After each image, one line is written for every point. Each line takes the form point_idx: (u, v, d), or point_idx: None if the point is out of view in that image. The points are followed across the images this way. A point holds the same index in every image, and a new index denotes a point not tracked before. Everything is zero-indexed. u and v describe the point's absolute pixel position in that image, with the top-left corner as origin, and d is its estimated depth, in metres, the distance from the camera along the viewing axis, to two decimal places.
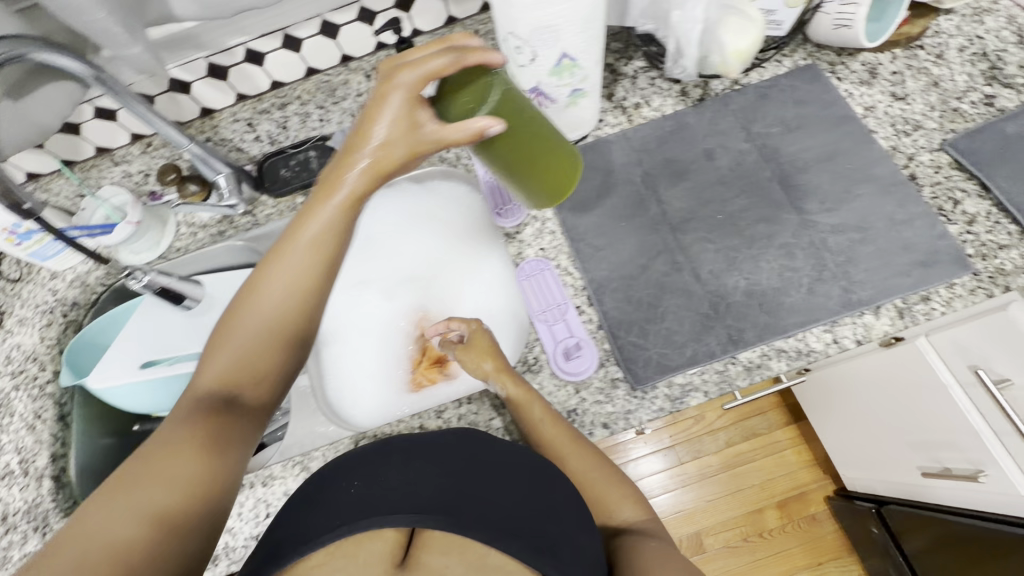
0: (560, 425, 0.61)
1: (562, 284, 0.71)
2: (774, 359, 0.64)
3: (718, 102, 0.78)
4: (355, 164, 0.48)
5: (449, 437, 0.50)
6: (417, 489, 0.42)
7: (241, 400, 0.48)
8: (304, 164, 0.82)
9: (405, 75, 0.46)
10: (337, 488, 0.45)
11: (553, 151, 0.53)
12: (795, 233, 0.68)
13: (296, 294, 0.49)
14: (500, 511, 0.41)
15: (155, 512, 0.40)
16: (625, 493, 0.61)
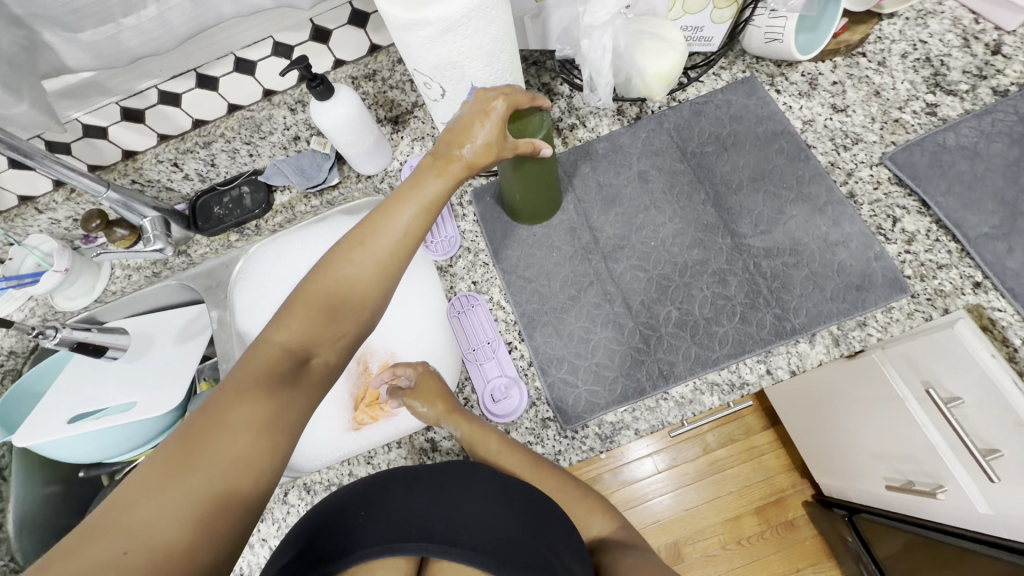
0: (517, 450, 0.60)
1: (493, 320, 0.69)
2: (706, 393, 0.62)
3: (653, 121, 0.75)
4: (453, 170, 0.49)
5: (448, 466, 0.49)
6: (428, 517, 0.42)
7: (306, 376, 0.43)
8: (237, 200, 0.82)
9: (504, 98, 0.50)
10: (341, 513, 0.44)
11: (545, 188, 0.67)
12: (728, 259, 0.67)
13: (377, 269, 0.46)
14: (506, 540, 0.41)
15: (200, 505, 0.35)
16: (594, 504, 0.59)
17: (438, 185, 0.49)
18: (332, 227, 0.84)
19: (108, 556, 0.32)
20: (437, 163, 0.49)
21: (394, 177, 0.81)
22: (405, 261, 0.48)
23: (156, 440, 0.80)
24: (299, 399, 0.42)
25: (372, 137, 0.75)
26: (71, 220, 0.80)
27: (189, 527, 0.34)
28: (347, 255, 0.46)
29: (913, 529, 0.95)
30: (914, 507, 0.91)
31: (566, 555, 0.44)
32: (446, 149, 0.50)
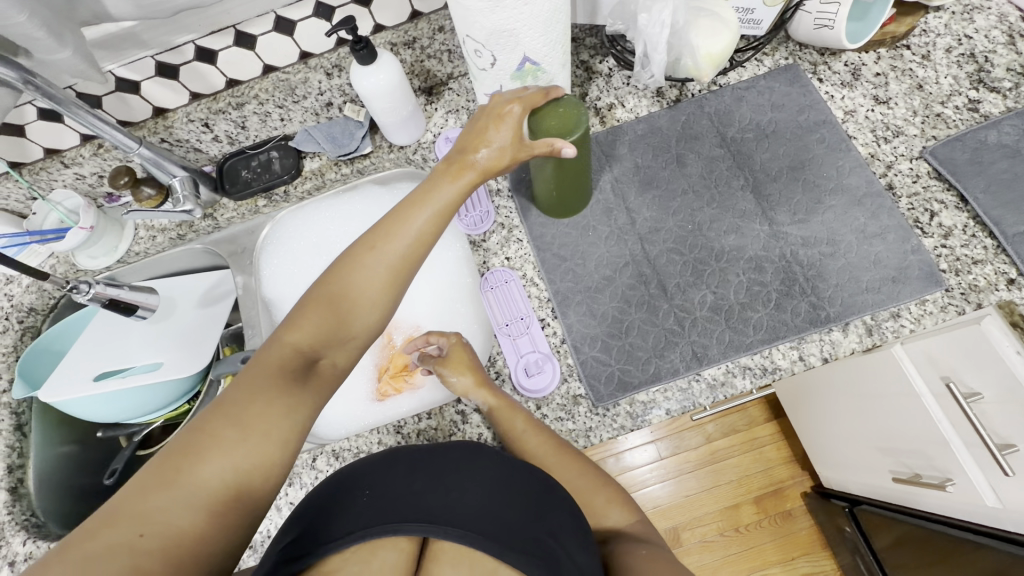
0: (543, 432, 0.61)
1: (526, 296, 0.69)
2: (739, 376, 0.62)
3: (694, 104, 0.75)
4: (467, 175, 0.48)
5: (453, 445, 0.49)
6: (428, 498, 0.42)
7: (316, 376, 0.44)
8: (266, 165, 0.81)
9: (519, 104, 0.50)
10: (345, 493, 0.44)
11: (576, 180, 0.65)
12: (764, 246, 0.67)
13: (386, 275, 0.45)
14: (511, 525, 0.41)
15: (211, 496, 0.37)
16: (610, 495, 0.58)
17: (450, 190, 0.48)
18: (362, 197, 0.83)
19: (119, 540, 0.33)
20: (452, 168, 0.48)
21: (427, 149, 0.80)
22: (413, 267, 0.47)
23: (178, 404, 0.80)
24: (308, 398, 0.42)
25: (409, 107, 0.74)
26: (96, 176, 0.78)
27: (200, 519, 0.36)
28: (359, 259, 0.45)
29: (912, 522, 0.97)
30: (910, 496, 0.95)
31: (574, 543, 0.44)
32: (460, 155, 0.49)
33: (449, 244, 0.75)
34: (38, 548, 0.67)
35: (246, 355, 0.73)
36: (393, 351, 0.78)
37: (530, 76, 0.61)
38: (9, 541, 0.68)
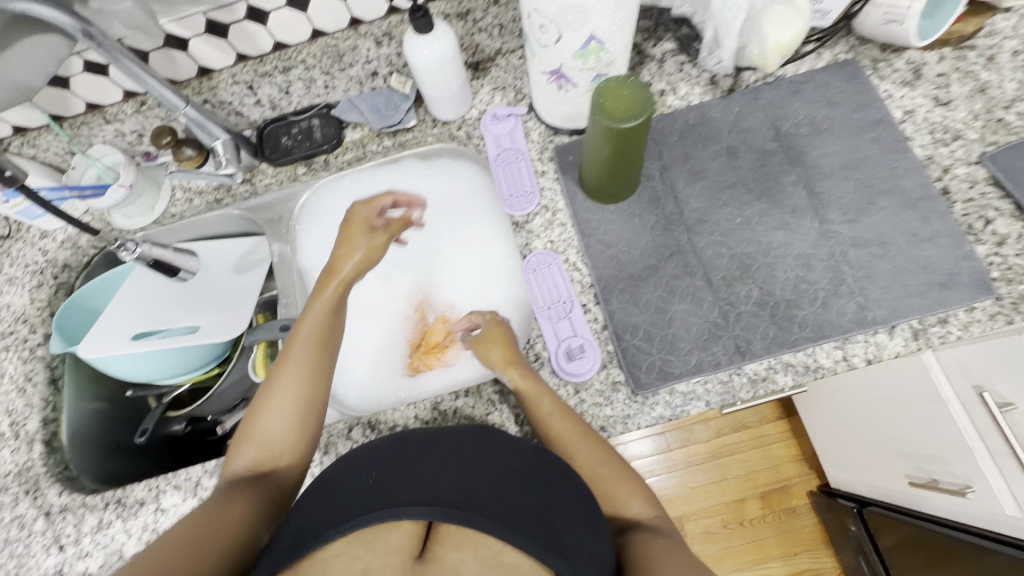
0: (574, 418, 0.61)
1: (569, 280, 0.69)
2: (781, 373, 0.62)
3: (748, 95, 0.73)
4: (330, 284, 0.63)
5: (471, 429, 0.56)
6: (433, 486, 0.47)
7: (267, 480, 0.56)
8: (307, 133, 0.80)
9: (363, 212, 0.67)
10: (355, 483, 0.49)
11: (630, 168, 0.64)
12: (813, 243, 0.66)
13: (295, 378, 0.58)
14: (518, 509, 0.45)
15: (193, 538, 0.48)
16: (630, 487, 0.59)
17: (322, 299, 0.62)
18: (402, 172, 0.82)
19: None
20: (321, 281, 0.64)
21: (472, 125, 0.79)
22: (318, 364, 0.59)
23: (208, 367, 0.81)
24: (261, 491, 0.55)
25: (459, 82, 0.73)
26: (137, 134, 0.77)
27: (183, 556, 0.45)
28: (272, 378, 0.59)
29: (915, 522, 0.99)
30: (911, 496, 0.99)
31: (583, 525, 0.47)
32: (324, 276, 0.64)
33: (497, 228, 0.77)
34: (73, 501, 0.68)
35: (283, 322, 0.73)
36: (424, 328, 0.79)
37: (593, 55, 0.59)
38: (43, 492, 0.69)
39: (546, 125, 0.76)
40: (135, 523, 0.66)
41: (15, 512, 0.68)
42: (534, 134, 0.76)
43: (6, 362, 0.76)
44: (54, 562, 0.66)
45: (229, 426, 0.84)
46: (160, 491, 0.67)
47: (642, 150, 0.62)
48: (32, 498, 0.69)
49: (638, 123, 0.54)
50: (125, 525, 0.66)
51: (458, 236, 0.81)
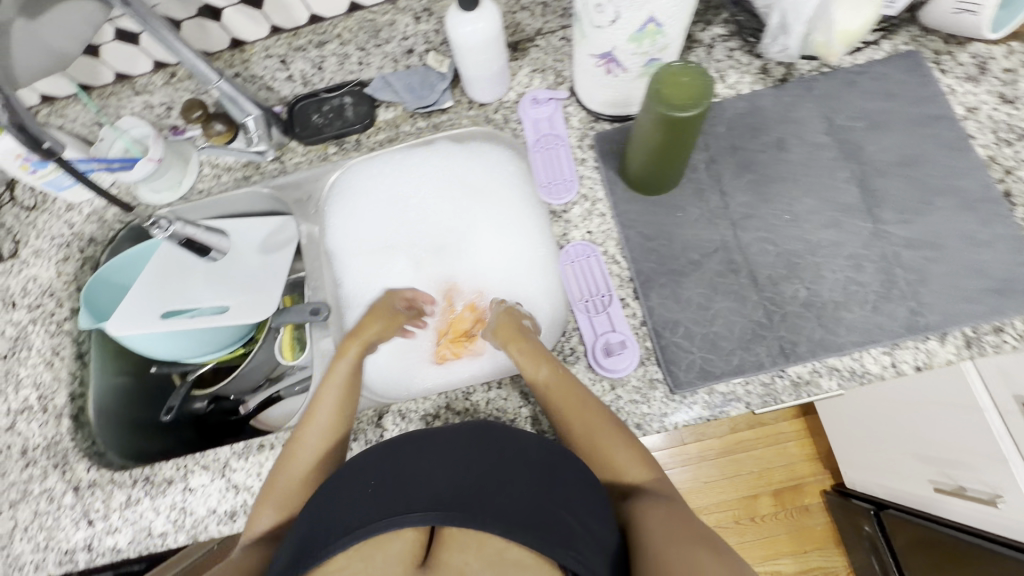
0: (576, 388, 0.60)
1: (607, 273, 0.67)
2: (825, 377, 0.60)
3: (801, 85, 0.70)
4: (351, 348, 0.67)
5: (471, 423, 0.55)
6: (432, 486, 0.47)
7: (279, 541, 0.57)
8: (338, 111, 0.77)
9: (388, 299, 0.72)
10: (356, 485, 0.50)
11: (676, 161, 0.61)
12: (865, 244, 0.63)
13: (311, 444, 0.61)
14: (518, 505, 0.45)
15: None
16: (629, 453, 0.58)
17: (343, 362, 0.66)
18: (435, 153, 0.79)
19: None
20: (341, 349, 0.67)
21: (509, 109, 0.76)
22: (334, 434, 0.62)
23: (233, 348, 0.80)
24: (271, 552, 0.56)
25: (500, 63, 0.70)
26: (165, 107, 0.76)
27: None
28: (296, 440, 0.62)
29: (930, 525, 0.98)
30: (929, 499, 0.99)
31: (586, 509, 0.48)
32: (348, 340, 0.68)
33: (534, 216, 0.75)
34: (101, 477, 0.68)
35: (313, 306, 0.72)
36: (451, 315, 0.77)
37: (648, 39, 0.56)
38: (71, 467, 0.69)
39: (587, 111, 0.73)
40: (162, 501, 0.66)
41: (44, 485, 0.68)
42: (575, 120, 0.74)
43: (33, 335, 0.75)
44: (82, 536, 0.66)
45: (250, 409, 0.87)
46: (187, 471, 0.67)
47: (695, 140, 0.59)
48: (60, 472, 0.69)
49: (696, 112, 0.51)
50: (153, 503, 0.66)
51: (491, 221, 0.78)
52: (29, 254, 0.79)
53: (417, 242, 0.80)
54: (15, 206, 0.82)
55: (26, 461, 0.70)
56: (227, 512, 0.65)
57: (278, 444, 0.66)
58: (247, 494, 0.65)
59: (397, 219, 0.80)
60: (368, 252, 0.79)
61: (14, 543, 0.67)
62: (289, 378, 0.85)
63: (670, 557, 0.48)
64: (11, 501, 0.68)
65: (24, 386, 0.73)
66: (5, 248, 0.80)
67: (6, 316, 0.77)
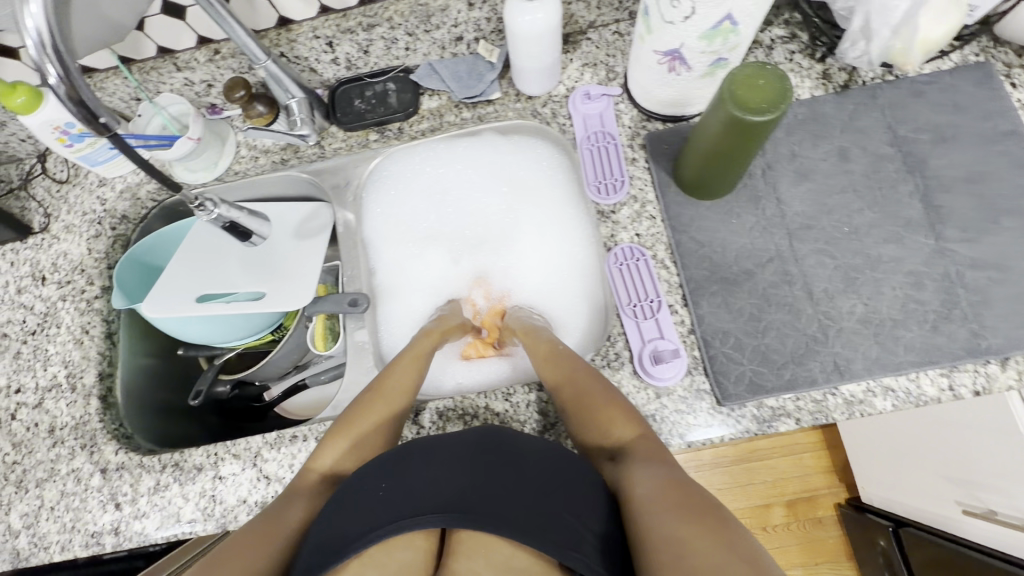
0: (572, 359, 0.62)
1: (656, 278, 0.65)
2: (879, 397, 0.59)
3: (865, 93, 0.67)
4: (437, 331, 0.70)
5: (482, 431, 0.56)
6: (440, 489, 0.49)
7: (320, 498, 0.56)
8: (382, 97, 0.76)
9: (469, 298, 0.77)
10: (365, 489, 0.51)
11: (733, 169, 0.59)
12: (926, 261, 0.61)
13: (379, 412, 0.61)
14: (524, 509, 0.46)
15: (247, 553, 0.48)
16: (613, 411, 0.56)
17: (427, 340, 0.68)
18: (480, 146, 0.78)
19: None
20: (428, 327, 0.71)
21: (558, 103, 0.74)
22: (405, 414, 0.62)
23: (262, 334, 0.79)
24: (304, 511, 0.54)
25: (554, 55, 0.67)
26: (205, 84, 0.74)
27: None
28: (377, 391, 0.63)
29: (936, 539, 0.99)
30: (950, 518, 0.98)
31: (590, 511, 0.48)
32: (436, 325, 0.71)
33: (579, 215, 0.75)
34: (130, 460, 0.67)
35: (351, 297, 0.71)
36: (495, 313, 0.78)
37: (721, 37, 0.54)
38: (99, 448, 0.68)
39: (640, 109, 0.71)
40: (192, 488, 0.65)
41: (71, 465, 0.67)
42: (626, 118, 0.71)
43: (63, 312, 0.74)
44: (110, 519, 0.65)
45: (274, 396, 0.86)
46: (218, 459, 0.65)
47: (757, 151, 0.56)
48: (88, 453, 0.68)
49: (767, 118, 0.49)
50: (183, 489, 0.65)
51: (533, 218, 0.77)
52: (60, 229, 0.78)
53: (458, 235, 0.79)
54: (46, 179, 0.80)
55: (54, 439, 0.69)
56: (258, 503, 0.63)
57: (311, 436, 0.65)
58: (278, 485, 0.64)
59: (438, 211, 0.79)
60: (408, 243, 0.79)
61: (40, 522, 0.66)
62: (316, 367, 0.84)
63: (645, 517, 0.44)
64: (38, 480, 0.67)
65: (53, 364, 0.72)
66: (36, 222, 0.78)
67: (35, 292, 0.75)
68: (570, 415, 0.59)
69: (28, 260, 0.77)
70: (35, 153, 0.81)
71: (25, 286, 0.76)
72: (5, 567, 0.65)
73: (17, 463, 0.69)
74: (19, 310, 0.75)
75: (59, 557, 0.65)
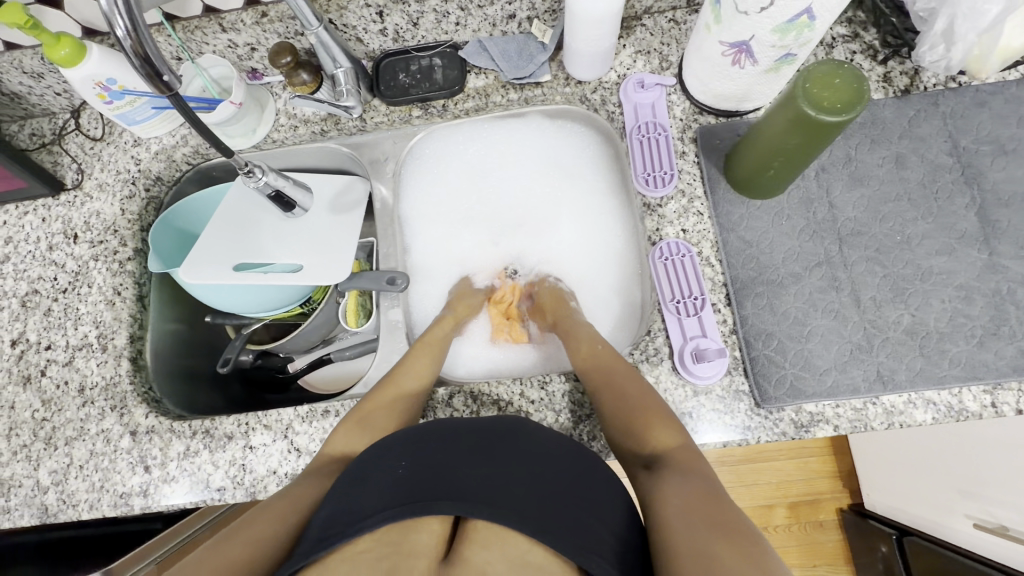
0: (614, 360, 0.61)
1: (702, 275, 0.64)
2: (920, 409, 0.58)
3: (927, 99, 0.66)
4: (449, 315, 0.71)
5: (501, 418, 0.56)
6: (462, 478, 0.48)
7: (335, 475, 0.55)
8: (427, 73, 0.74)
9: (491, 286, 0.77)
10: (385, 468, 0.50)
11: (793, 169, 0.57)
12: (978, 275, 0.60)
13: (399, 394, 0.61)
14: (545, 508, 0.46)
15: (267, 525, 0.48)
16: (651, 414, 0.55)
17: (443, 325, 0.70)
18: (525, 129, 0.79)
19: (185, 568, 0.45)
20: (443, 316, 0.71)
21: (609, 90, 0.72)
22: (420, 395, 0.63)
23: (290, 306, 0.78)
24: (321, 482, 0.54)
25: (612, 39, 0.64)
26: (248, 48, 0.72)
27: (254, 545, 0.46)
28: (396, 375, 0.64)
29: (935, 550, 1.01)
30: (958, 531, 0.98)
31: (608, 513, 0.48)
32: (449, 311, 0.72)
33: (619, 207, 0.75)
34: (161, 424, 0.67)
35: (389, 274, 0.70)
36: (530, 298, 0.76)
37: (795, 32, 0.51)
38: (130, 410, 0.68)
39: (692, 102, 0.69)
40: (222, 456, 0.65)
41: (101, 426, 0.67)
42: (678, 110, 0.70)
43: (95, 272, 0.73)
44: (139, 482, 0.65)
45: (297, 368, 0.86)
46: (249, 429, 0.65)
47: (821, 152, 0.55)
48: (119, 415, 0.68)
49: (837, 119, 0.47)
50: (213, 456, 0.65)
51: (574, 206, 0.78)
52: (93, 187, 0.77)
53: (498, 216, 0.79)
54: (79, 135, 0.78)
55: (84, 399, 0.69)
56: (288, 475, 0.64)
57: (343, 412, 0.65)
58: (310, 459, 0.64)
59: (479, 191, 0.80)
60: (447, 221, 0.79)
61: (69, 480, 0.66)
62: (342, 344, 0.84)
63: (674, 531, 0.43)
64: (67, 438, 0.67)
65: (84, 323, 0.71)
66: (69, 178, 0.77)
67: (67, 249, 0.75)
68: (607, 416, 0.57)
69: (61, 217, 0.76)
70: (69, 107, 0.79)
71: (56, 243, 0.75)
72: (33, 521, 0.66)
73: (46, 420, 0.68)
74: (50, 267, 0.74)
75: (88, 515, 0.65)
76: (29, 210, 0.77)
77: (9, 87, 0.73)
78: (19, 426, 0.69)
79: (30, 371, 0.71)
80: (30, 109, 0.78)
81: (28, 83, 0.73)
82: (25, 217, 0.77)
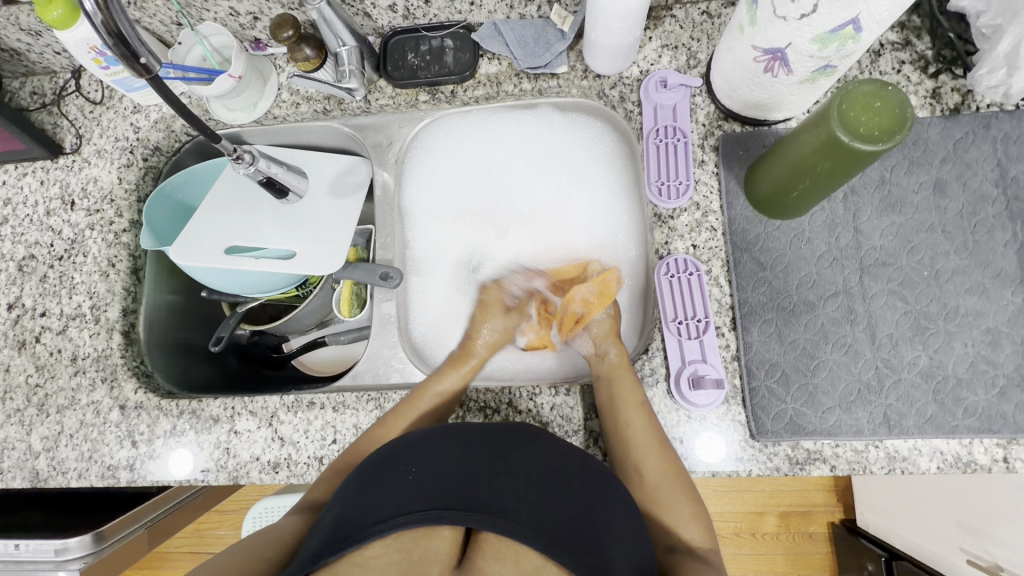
0: (650, 423, 0.56)
1: (708, 296, 0.60)
2: (925, 457, 0.55)
3: (979, 121, 0.59)
4: (467, 364, 0.65)
5: (508, 427, 0.52)
6: (473, 486, 0.45)
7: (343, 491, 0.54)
8: (437, 55, 0.69)
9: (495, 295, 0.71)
10: (391, 470, 0.47)
11: (821, 190, 0.52)
12: (1010, 320, 0.56)
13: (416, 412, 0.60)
14: (560, 522, 0.44)
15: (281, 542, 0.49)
16: (689, 512, 0.53)
17: (455, 376, 0.63)
18: (534, 119, 0.75)
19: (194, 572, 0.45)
20: (456, 359, 0.65)
21: (629, 86, 0.67)
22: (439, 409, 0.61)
23: (286, 290, 0.77)
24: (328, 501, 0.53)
25: (635, 35, 0.59)
26: (250, 17, 0.68)
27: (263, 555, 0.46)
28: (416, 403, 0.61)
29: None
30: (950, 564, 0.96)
31: (623, 534, 0.46)
32: (458, 357, 0.66)
33: (626, 213, 0.72)
34: (149, 401, 0.67)
35: (386, 270, 0.69)
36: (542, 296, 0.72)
37: (838, 42, 0.46)
38: (120, 384, 0.68)
39: (718, 106, 0.64)
40: (207, 437, 0.65)
41: (92, 396, 0.68)
42: (701, 114, 0.65)
43: (90, 241, 0.72)
44: (126, 455, 0.66)
45: (292, 348, 0.86)
46: (235, 413, 0.65)
47: (854, 177, 0.50)
48: (109, 387, 0.68)
49: (870, 147, 0.43)
50: (198, 437, 0.65)
51: (580, 205, 0.74)
52: (91, 152, 0.75)
53: (504, 210, 0.76)
54: (78, 97, 0.76)
55: (75, 368, 0.69)
56: (270, 463, 0.63)
57: (328, 406, 0.64)
58: (292, 449, 0.63)
59: (483, 185, 0.77)
60: (447, 214, 0.76)
61: (59, 448, 0.67)
62: (337, 328, 0.84)
63: None
64: (59, 406, 0.68)
65: (79, 293, 0.71)
66: (67, 141, 0.75)
67: (64, 216, 0.74)
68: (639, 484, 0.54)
69: (58, 181, 0.75)
70: (70, 68, 0.77)
71: (54, 208, 0.74)
72: (25, 484, 0.67)
73: (39, 386, 0.69)
74: (47, 233, 0.74)
75: (76, 483, 0.66)
76: (28, 172, 0.76)
77: (8, 44, 0.71)
78: (13, 390, 0.69)
79: (25, 336, 0.71)
80: (30, 67, 0.76)
81: (27, 41, 0.70)
82: (24, 178, 0.76)
